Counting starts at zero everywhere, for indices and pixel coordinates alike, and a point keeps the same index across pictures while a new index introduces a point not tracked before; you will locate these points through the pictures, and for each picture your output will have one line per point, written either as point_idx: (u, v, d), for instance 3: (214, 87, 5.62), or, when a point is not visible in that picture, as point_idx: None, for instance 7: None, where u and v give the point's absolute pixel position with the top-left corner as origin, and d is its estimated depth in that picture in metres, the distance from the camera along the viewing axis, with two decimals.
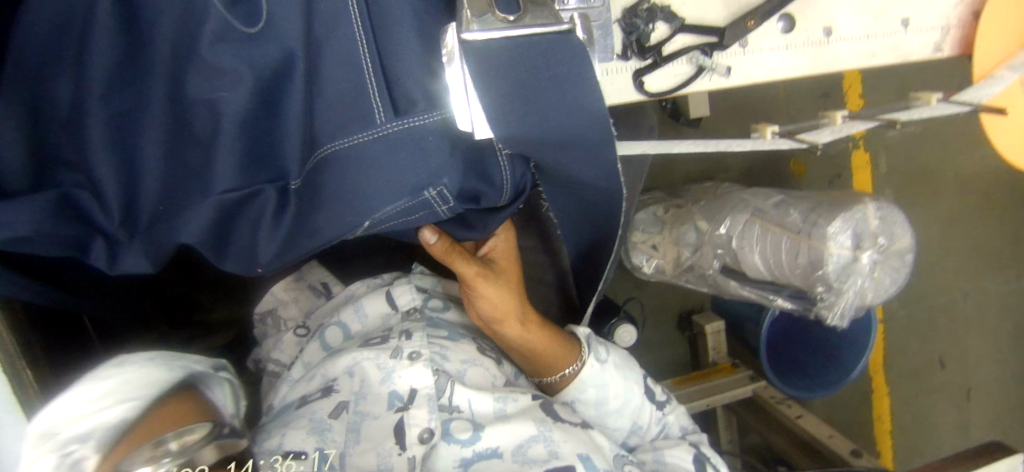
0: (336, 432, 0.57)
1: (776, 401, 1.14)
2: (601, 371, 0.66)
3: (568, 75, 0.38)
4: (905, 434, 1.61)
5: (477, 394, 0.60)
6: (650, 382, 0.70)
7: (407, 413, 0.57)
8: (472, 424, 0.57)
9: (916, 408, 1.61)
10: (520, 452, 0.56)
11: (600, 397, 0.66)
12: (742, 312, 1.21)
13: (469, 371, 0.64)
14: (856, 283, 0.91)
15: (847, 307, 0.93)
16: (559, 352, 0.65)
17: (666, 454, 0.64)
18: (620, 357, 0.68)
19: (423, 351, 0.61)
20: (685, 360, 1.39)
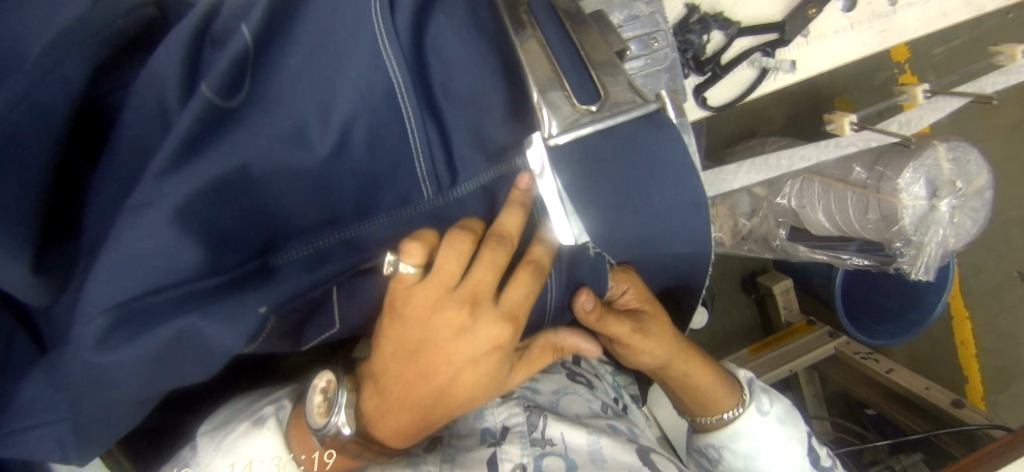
0: (430, 465, 0.55)
1: (861, 356, 1.11)
2: (762, 424, 0.66)
3: (666, 163, 0.37)
4: (993, 357, 1.56)
5: (570, 428, 0.59)
6: (817, 445, 0.69)
7: (499, 448, 0.56)
8: (565, 462, 0.55)
9: (1001, 330, 1.55)
10: None
11: (752, 450, 0.66)
12: (811, 269, 1.17)
13: (560, 405, 0.64)
14: (938, 233, 0.87)
15: (930, 258, 0.89)
16: (718, 389, 0.66)
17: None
18: (785, 411, 0.68)
19: (514, 389, 0.63)
20: (756, 321, 1.37)
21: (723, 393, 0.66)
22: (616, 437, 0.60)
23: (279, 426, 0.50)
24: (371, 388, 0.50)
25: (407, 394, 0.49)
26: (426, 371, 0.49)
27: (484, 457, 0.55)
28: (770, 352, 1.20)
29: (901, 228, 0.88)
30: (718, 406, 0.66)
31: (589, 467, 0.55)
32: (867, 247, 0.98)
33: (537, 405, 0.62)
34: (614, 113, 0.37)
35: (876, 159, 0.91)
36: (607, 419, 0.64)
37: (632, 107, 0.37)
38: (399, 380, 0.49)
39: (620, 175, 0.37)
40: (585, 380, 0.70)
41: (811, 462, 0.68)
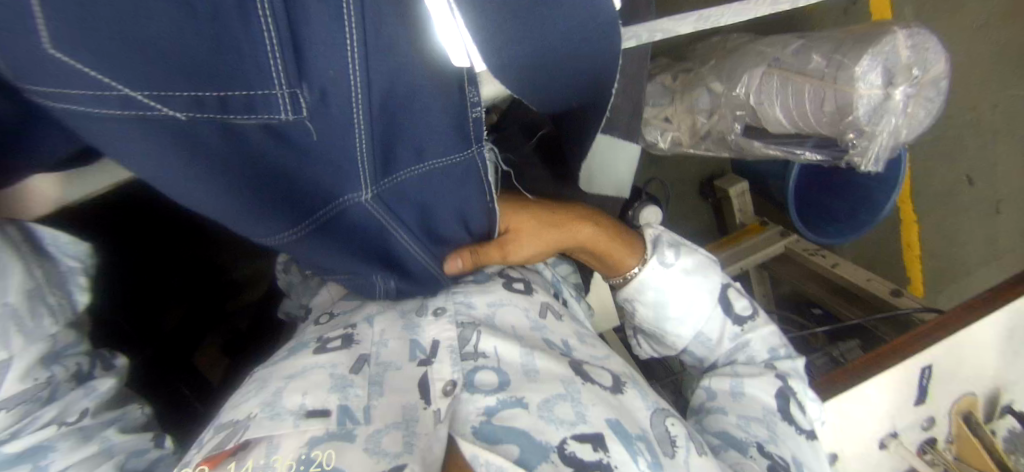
0: (358, 387, 0.53)
1: (809, 253, 1.14)
2: (666, 274, 0.64)
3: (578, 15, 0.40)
4: (935, 256, 1.62)
5: (502, 341, 0.58)
6: (730, 295, 0.68)
7: (430, 368, 0.56)
8: (496, 379, 0.55)
9: (945, 230, 1.60)
10: (545, 407, 0.52)
11: (659, 300, 0.64)
12: (766, 169, 1.17)
13: (497, 315, 0.62)
14: (890, 123, 0.86)
15: (881, 149, 0.89)
16: (619, 252, 0.64)
17: (744, 384, 0.63)
18: (694, 265, 0.65)
19: (448, 305, 0.62)
20: (713, 225, 1.38)
21: (621, 248, 0.64)
22: (551, 352, 0.59)
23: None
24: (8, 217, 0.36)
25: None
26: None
27: (414, 378, 0.55)
28: (723, 252, 1.21)
29: (854, 119, 0.86)
30: (620, 265, 0.64)
31: (521, 382, 0.54)
32: (821, 143, 0.96)
33: (472, 320, 0.61)
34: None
35: (836, 50, 0.90)
36: (543, 330, 0.63)
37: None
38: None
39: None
40: (522, 285, 0.68)
41: (722, 310, 0.67)
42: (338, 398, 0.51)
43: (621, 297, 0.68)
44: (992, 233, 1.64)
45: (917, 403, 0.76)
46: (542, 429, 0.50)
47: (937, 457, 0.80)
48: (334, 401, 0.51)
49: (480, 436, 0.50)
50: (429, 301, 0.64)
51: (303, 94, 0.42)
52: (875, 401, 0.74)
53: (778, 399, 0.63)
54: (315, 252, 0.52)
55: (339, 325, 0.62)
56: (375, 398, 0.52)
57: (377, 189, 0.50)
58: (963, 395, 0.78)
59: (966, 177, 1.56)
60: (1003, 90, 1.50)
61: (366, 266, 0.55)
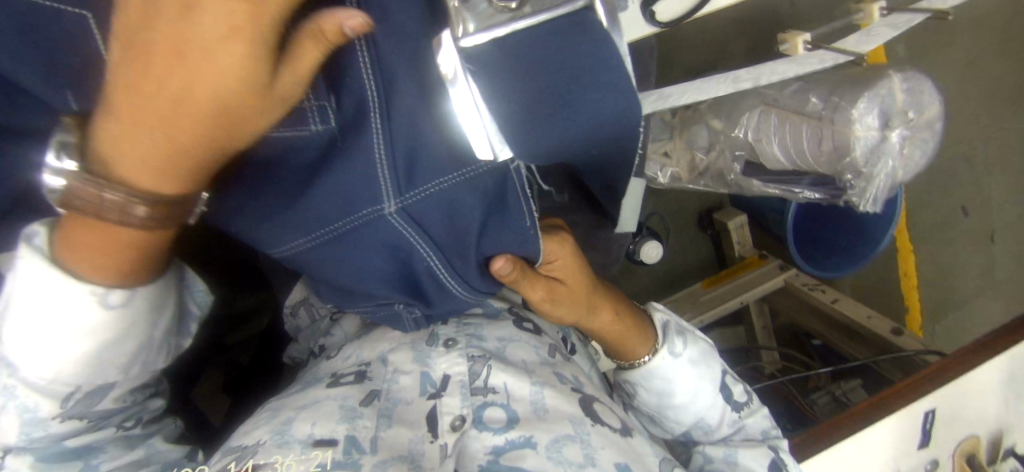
0: (367, 418, 0.52)
1: (808, 288, 1.14)
2: (675, 365, 0.62)
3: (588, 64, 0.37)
4: (932, 288, 1.63)
5: (512, 378, 0.58)
6: (729, 380, 0.65)
7: (439, 401, 0.55)
8: (505, 417, 0.54)
9: (941, 261, 1.61)
10: (554, 448, 0.51)
11: (665, 389, 0.62)
12: (764, 204, 1.17)
13: (507, 350, 0.62)
14: (887, 165, 0.87)
15: (879, 190, 0.90)
16: (631, 334, 0.63)
17: (739, 454, 0.60)
18: (699, 354, 0.63)
19: (459, 337, 0.62)
20: (711, 257, 1.39)
21: (636, 336, 0.63)
22: (561, 389, 0.59)
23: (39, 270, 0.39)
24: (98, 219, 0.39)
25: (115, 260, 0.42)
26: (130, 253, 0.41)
27: (423, 410, 0.54)
28: (722, 286, 1.21)
29: (852, 160, 0.87)
30: (631, 353, 0.63)
31: (531, 421, 0.54)
32: (818, 181, 0.98)
33: (483, 353, 0.60)
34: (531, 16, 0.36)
35: (833, 91, 0.91)
36: (553, 365, 0.63)
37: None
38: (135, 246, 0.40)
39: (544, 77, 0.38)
40: (532, 326, 0.69)
41: (723, 398, 0.63)
42: (345, 428, 0.50)
43: (625, 376, 0.65)
44: (988, 263, 1.65)
45: (920, 446, 0.76)
46: (552, 471, 0.49)
47: None
48: (342, 431, 0.50)
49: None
50: (439, 330, 0.63)
51: (331, 108, 0.45)
52: (878, 445, 0.74)
53: (770, 471, 0.60)
54: (346, 279, 0.55)
55: (349, 362, 0.62)
56: (383, 430, 0.52)
57: (401, 201, 0.48)
58: (966, 437, 0.77)
59: (961, 209, 1.58)
60: (995, 123, 1.52)
61: (395, 291, 0.57)
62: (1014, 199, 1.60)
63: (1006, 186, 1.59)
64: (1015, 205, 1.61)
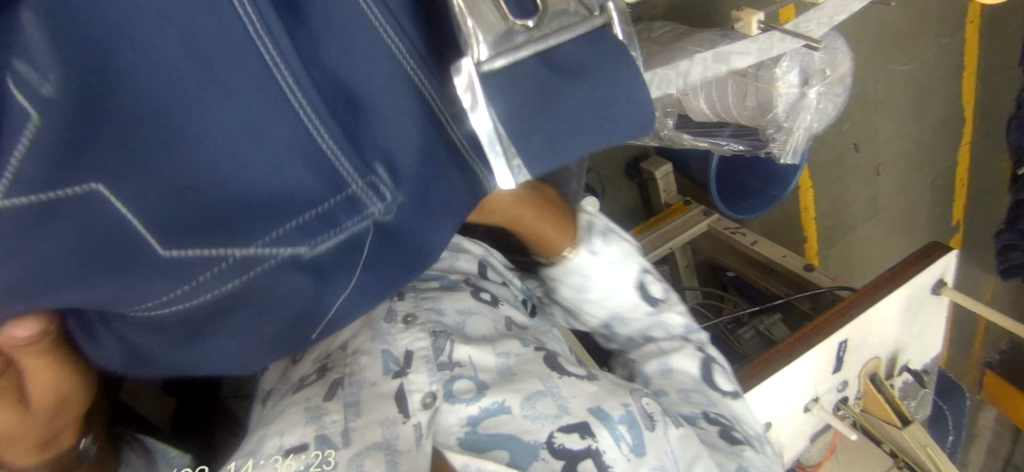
0: (333, 412, 0.50)
1: (730, 231, 1.22)
2: (638, 292, 0.66)
3: (601, 77, 0.31)
4: (828, 218, 1.79)
5: (478, 349, 0.58)
6: (692, 315, 0.70)
7: (406, 379, 0.53)
8: (474, 385, 0.54)
9: (836, 194, 1.76)
10: (529, 407, 0.53)
11: (585, 284, 0.65)
12: (689, 155, 1.22)
13: (467, 323, 0.62)
14: (804, 119, 0.94)
15: (798, 142, 0.96)
16: (553, 234, 0.62)
17: (700, 379, 0.66)
18: (621, 252, 0.65)
19: (418, 312, 0.60)
20: (638, 203, 1.45)
21: (556, 231, 0.62)
22: (524, 355, 0.59)
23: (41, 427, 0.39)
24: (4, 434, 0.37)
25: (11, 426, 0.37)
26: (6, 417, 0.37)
27: (390, 391, 0.51)
28: (652, 232, 1.26)
29: (774, 116, 0.94)
30: (553, 246, 0.63)
31: (500, 384, 0.55)
32: (738, 132, 1.01)
33: (442, 327, 0.59)
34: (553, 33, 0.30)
35: None
36: (514, 335, 0.63)
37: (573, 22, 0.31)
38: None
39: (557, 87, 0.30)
40: (488, 296, 0.68)
41: (640, 294, 0.68)
42: (314, 428, 0.48)
43: (546, 272, 0.66)
44: (875, 193, 1.84)
45: (835, 370, 0.87)
46: (526, 429, 0.52)
47: (849, 413, 0.93)
48: (312, 433, 0.48)
49: (466, 445, 0.51)
50: (395, 308, 0.61)
51: None
52: (802, 373, 0.83)
53: (701, 373, 0.67)
54: None
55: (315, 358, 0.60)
56: (352, 419, 0.49)
57: None
58: (871, 358, 0.89)
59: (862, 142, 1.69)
60: (886, 67, 1.63)
61: (286, 43, 0.33)
62: (897, 134, 1.77)
63: (891, 123, 1.74)
64: (897, 139, 1.78)
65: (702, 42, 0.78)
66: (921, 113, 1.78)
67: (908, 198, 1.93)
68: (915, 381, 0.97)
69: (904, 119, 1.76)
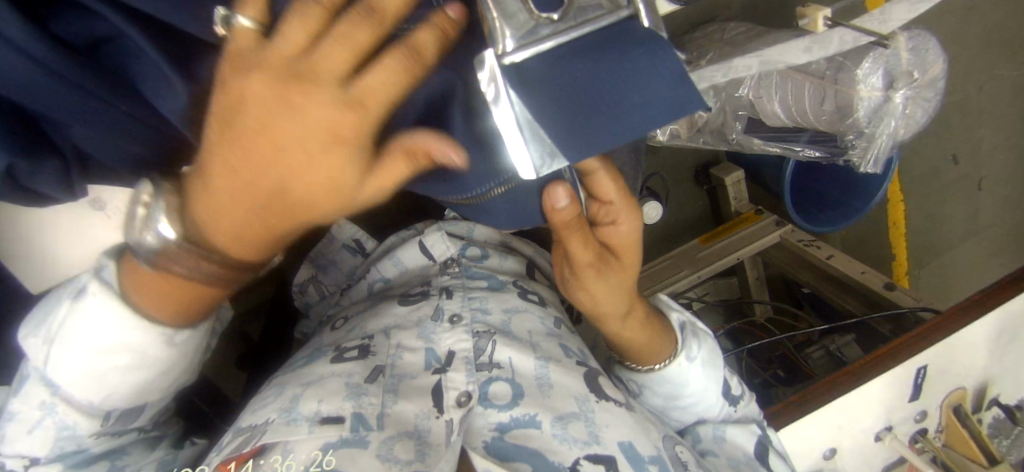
0: (372, 395, 0.50)
1: (805, 243, 1.16)
2: (688, 370, 0.62)
3: (608, 52, 0.31)
4: (920, 234, 1.65)
5: (519, 353, 0.55)
6: (729, 376, 0.67)
7: (445, 376, 0.53)
8: (511, 390, 0.52)
9: (928, 209, 1.62)
10: (559, 425, 0.50)
11: (675, 392, 0.63)
12: (761, 161, 1.16)
13: (512, 323, 0.59)
14: (890, 125, 0.87)
15: (881, 150, 0.89)
16: (645, 339, 0.62)
17: (725, 430, 0.65)
18: (710, 356, 0.64)
19: (464, 312, 0.58)
20: (707, 209, 1.40)
21: (654, 341, 0.63)
22: (563, 363, 0.57)
23: (108, 289, 0.45)
24: (200, 184, 0.38)
25: (254, 206, 0.38)
26: (263, 186, 0.37)
27: (428, 385, 0.52)
28: (721, 241, 1.21)
29: (855, 121, 0.87)
30: (650, 358, 0.63)
31: (536, 396, 0.52)
32: (817, 138, 0.96)
33: (488, 328, 0.57)
34: (577, 26, 0.31)
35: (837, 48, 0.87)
36: (559, 338, 0.61)
37: (600, 16, 0.31)
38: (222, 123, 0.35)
39: (574, 70, 0.30)
40: (538, 298, 0.65)
41: (722, 396, 0.65)
42: (352, 406, 0.48)
43: (634, 376, 0.66)
44: (975, 209, 1.67)
45: (912, 400, 0.80)
46: (554, 449, 0.49)
47: (927, 446, 0.85)
48: (349, 408, 0.48)
49: (490, 451, 0.49)
50: (444, 306, 0.60)
51: None
52: (874, 398, 0.78)
53: (759, 451, 0.63)
54: None
55: (354, 331, 0.59)
56: (390, 405, 0.49)
57: None
58: (954, 389, 0.82)
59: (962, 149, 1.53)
60: (994, 71, 1.48)
61: None
62: (1004, 144, 1.60)
63: (997, 133, 1.58)
64: (1004, 150, 1.61)
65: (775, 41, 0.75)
66: None
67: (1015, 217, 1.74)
68: (1008, 418, 0.87)
69: (1013, 128, 1.59)
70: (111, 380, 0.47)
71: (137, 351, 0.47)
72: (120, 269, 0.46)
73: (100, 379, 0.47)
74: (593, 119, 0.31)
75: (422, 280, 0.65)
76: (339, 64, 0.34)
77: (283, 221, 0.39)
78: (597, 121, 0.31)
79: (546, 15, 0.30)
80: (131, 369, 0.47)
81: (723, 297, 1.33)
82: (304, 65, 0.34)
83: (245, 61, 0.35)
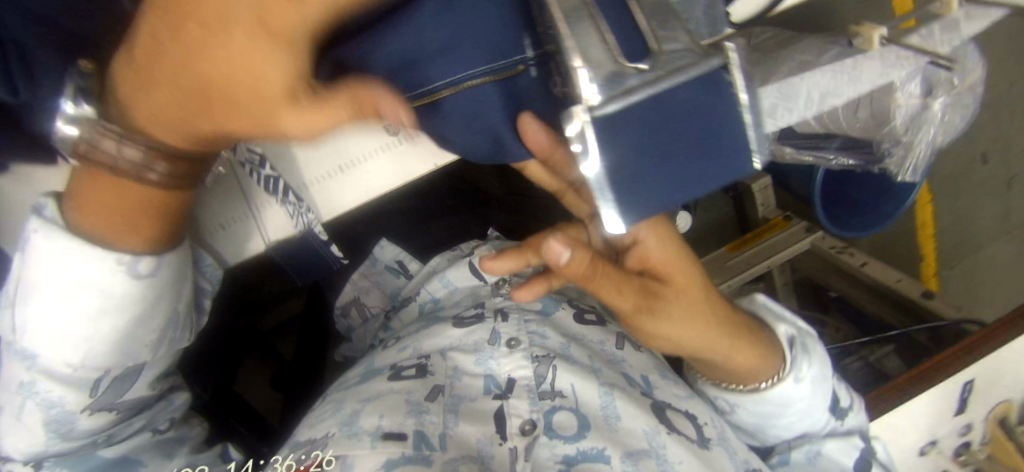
0: (434, 414, 0.51)
1: (837, 250, 1.14)
2: (794, 391, 0.60)
3: (686, 118, 0.39)
4: (949, 234, 1.63)
5: (581, 379, 0.53)
6: (837, 389, 0.64)
7: (507, 402, 0.52)
8: (576, 418, 0.50)
9: (957, 209, 1.59)
10: (629, 455, 0.48)
11: (775, 412, 0.61)
12: (790, 167, 1.15)
13: (571, 347, 0.58)
14: (928, 133, 0.85)
15: (920, 159, 0.88)
16: (753, 360, 0.59)
17: (823, 445, 0.62)
18: (822, 373, 0.61)
19: (521, 337, 0.58)
20: (733, 214, 1.38)
21: (760, 362, 0.60)
22: (629, 393, 0.54)
23: (51, 224, 0.46)
24: (133, 71, 0.43)
25: (194, 87, 0.42)
26: (198, 60, 0.41)
27: (489, 410, 0.51)
28: (750, 249, 1.19)
29: (892, 129, 0.85)
30: (754, 377, 0.60)
31: (602, 428, 0.50)
32: (853, 146, 0.92)
33: (546, 352, 0.56)
34: (674, 77, 0.35)
35: None
36: (620, 369, 0.59)
37: (686, 68, 0.38)
38: (169, 4, 0.40)
39: (656, 137, 0.38)
40: (592, 319, 0.65)
41: (829, 411, 0.63)
42: (413, 423, 0.49)
43: (725, 395, 0.64)
44: (1005, 208, 1.64)
45: (957, 413, 0.79)
46: None
47: (971, 458, 0.84)
48: (410, 425, 0.49)
49: None
50: (500, 328, 0.60)
51: None
52: (918, 412, 0.76)
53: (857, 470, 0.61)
54: None
55: (414, 351, 0.59)
56: (452, 426, 0.50)
57: None
58: (1000, 401, 0.80)
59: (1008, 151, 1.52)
60: None
61: None
62: None
63: None
64: None
65: (813, 51, 0.73)
66: None
67: None
68: None
69: None
70: (78, 332, 0.47)
71: (98, 286, 0.47)
72: (60, 204, 0.47)
73: (69, 339, 0.47)
74: (669, 182, 0.39)
75: (474, 304, 0.64)
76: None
77: (208, 104, 0.43)
78: (670, 182, 0.39)
79: (633, 72, 0.37)
80: (99, 310, 0.47)
81: (750, 304, 1.32)
82: (276, 8, 0.39)
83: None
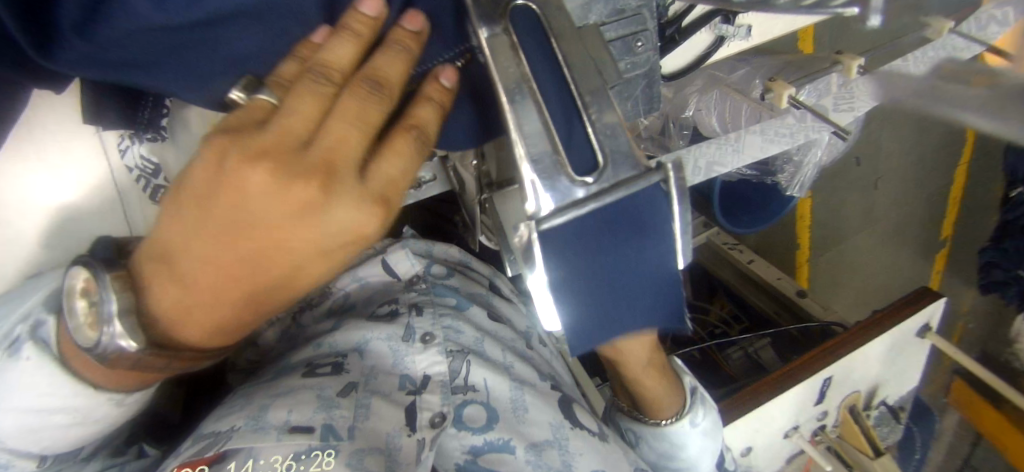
0: (345, 409, 0.47)
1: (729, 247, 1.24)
2: (687, 433, 0.61)
3: (635, 216, 0.33)
4: (820, 227, 1.82)
5: (494, 373, 0.53)
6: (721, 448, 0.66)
7: (418, 397, 0.50)
8: (485, 413, 0.51)
9: (829, 206, 1.77)
10: (534, 454, 0.50)
11: (669, 451, 0.62)
12: None
13: (486, 342, 0.56)
14: (815, 155, 0.95)
15: (806, 176, 0.97)
16: (659, 395, 0.60)
17: None
18: (708, 422, 0.62)
19: (437, 331, 0.54)
20: None
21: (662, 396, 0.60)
22: (540, 389, 0.55)
23: (43, 350, 0.42)
24: (161, 265, 0.41)
25: (212, 232, 0.39)
26: (228, 211, 0.38)
27: (399, 404, 0.49)
28: None
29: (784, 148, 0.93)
30: (659, 410, 0.61)
31: (510, 420, 0.51)
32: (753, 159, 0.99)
33: (461, 346, 0.54)
34: (614, 190, 0.32)
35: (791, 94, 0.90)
36: (526, 360, 0.60)
37: (633, 178, 0.32)
38: (206, 261, 0.40)
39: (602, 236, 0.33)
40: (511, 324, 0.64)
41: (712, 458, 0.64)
42: (323, 417, 0.45)
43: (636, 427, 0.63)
44: (868, 206, 1.85)
45: (817, 402, 0.91)
46: None
47: (824, 438, 0.97)
48: (320, 418, 0.45)
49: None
50: (414, 322, 0.55)
51: None
52: (786, 404, 0.87)
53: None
54: None
55: (321, 346, 0.53)
56: (362, 419, 0.47)
57: None
58: (851, 392, 0.93)
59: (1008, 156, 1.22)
60: None
61: None
62: (896, 149, 1.77)
63: (892, 139, 1.73)
64: (896, 155, 1.78)
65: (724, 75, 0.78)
66: (922, 130, 1.78)
67: (898, 213, 1.95)
68: (890, 412, 1.01)
69: (905, 135, 1.76)
70: (42, 434, 0.43)
71: (76, 412, 0.44)
72: (58, 326, 0.42)
73: (31, 431, 0.43)
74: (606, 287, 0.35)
75: (387, 296, 0.60)
76: (337, 144, 0.38)
77: (234, 260, 0.40)
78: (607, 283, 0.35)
79: (579, 177, 0.32)
80: (72, 424, 0.44)
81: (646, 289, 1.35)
82: (275, 138, 0.38)
83: (236, 135, 0.38)
